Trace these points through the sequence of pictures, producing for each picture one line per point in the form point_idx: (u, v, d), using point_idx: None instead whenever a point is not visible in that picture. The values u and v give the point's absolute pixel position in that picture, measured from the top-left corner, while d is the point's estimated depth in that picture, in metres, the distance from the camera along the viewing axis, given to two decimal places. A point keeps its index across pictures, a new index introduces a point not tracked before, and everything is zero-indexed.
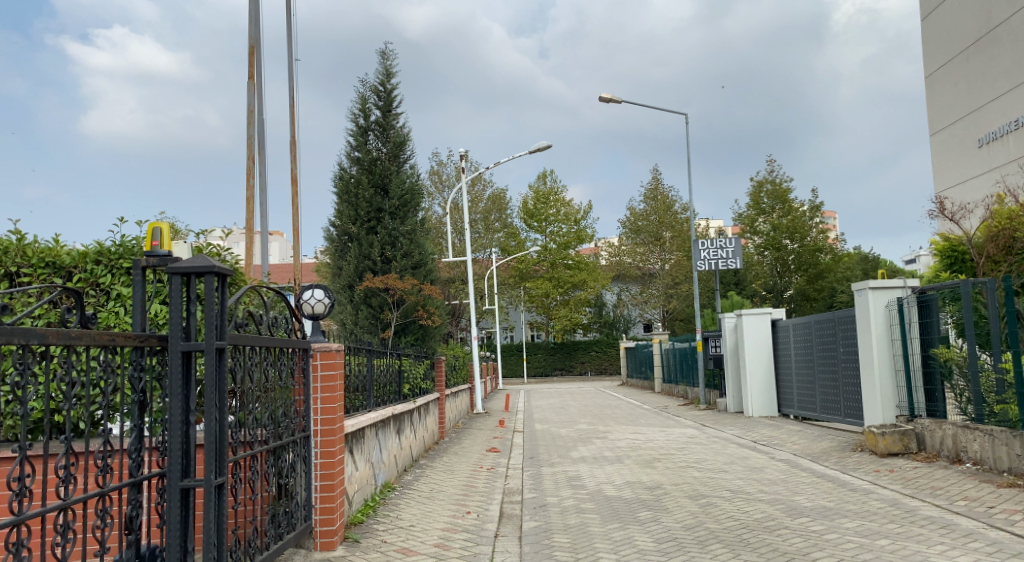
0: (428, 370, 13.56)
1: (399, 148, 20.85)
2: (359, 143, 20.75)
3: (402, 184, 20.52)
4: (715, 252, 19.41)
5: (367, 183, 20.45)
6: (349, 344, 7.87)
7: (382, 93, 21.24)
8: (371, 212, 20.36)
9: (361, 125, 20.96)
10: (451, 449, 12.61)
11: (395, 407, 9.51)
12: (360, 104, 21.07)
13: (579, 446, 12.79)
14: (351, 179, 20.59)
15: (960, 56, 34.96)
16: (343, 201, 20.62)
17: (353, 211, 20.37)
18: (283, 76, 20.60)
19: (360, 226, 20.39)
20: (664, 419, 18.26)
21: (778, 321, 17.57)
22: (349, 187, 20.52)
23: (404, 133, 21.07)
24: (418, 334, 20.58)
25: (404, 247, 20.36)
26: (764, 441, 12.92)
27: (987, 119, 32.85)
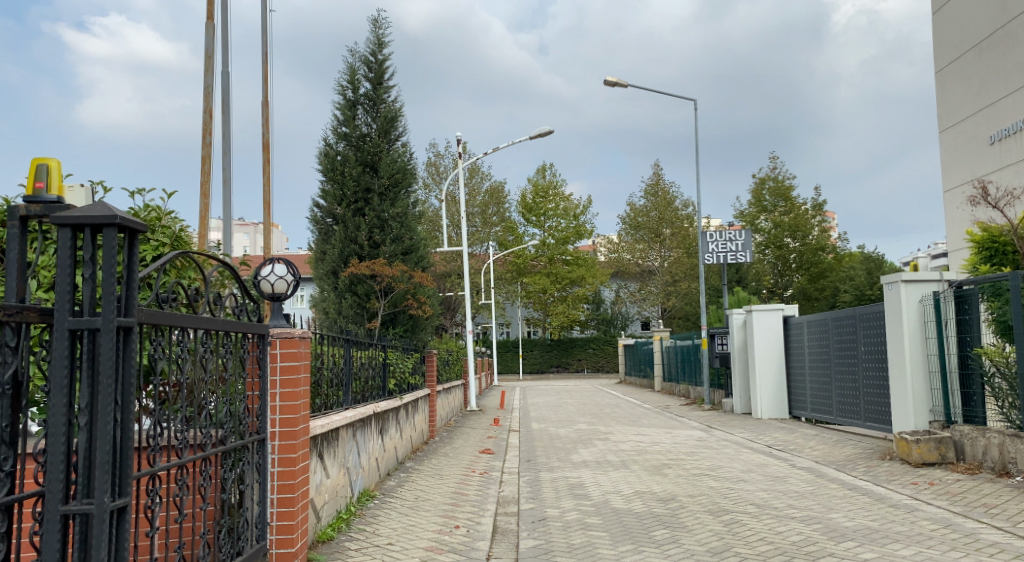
0: (418, 364, 12.57)
1: (389, 124, 19.87)
2: (347, 118, 19.80)
3: (393, 162, 19.50)
4: (723, 245, 18.36)
5: (354, 160, 19.43)
6: (325, 331, 6.89)
7: (373, 65, 20.23)
8: (359, 192, 19.39)
9: (349, 98, 20.01)
10: (441, 450, 11.61)
11: (378, 404, 8.52)
12: (349, 75, 20.06)
13: (579, 449, 11.81)
14: (337, 157, 19.55)
15: (973, 51, 33.90)
16: (329, 180, 19.59)
17: (339, 191, 19.38)
18: (263, 43, 19.43)
19: (348, 207, 19.41)
20: (667, 419, 17.32)
21: (790, 318, 16.63)
22: (335, 164, 19.46)
23: (394, 107, 20.11)
24: (408, 325, 19.57)
25: (394, 231, 19.29)
26: (779, 446, 11.96)
27: (999, 115, 31.80)
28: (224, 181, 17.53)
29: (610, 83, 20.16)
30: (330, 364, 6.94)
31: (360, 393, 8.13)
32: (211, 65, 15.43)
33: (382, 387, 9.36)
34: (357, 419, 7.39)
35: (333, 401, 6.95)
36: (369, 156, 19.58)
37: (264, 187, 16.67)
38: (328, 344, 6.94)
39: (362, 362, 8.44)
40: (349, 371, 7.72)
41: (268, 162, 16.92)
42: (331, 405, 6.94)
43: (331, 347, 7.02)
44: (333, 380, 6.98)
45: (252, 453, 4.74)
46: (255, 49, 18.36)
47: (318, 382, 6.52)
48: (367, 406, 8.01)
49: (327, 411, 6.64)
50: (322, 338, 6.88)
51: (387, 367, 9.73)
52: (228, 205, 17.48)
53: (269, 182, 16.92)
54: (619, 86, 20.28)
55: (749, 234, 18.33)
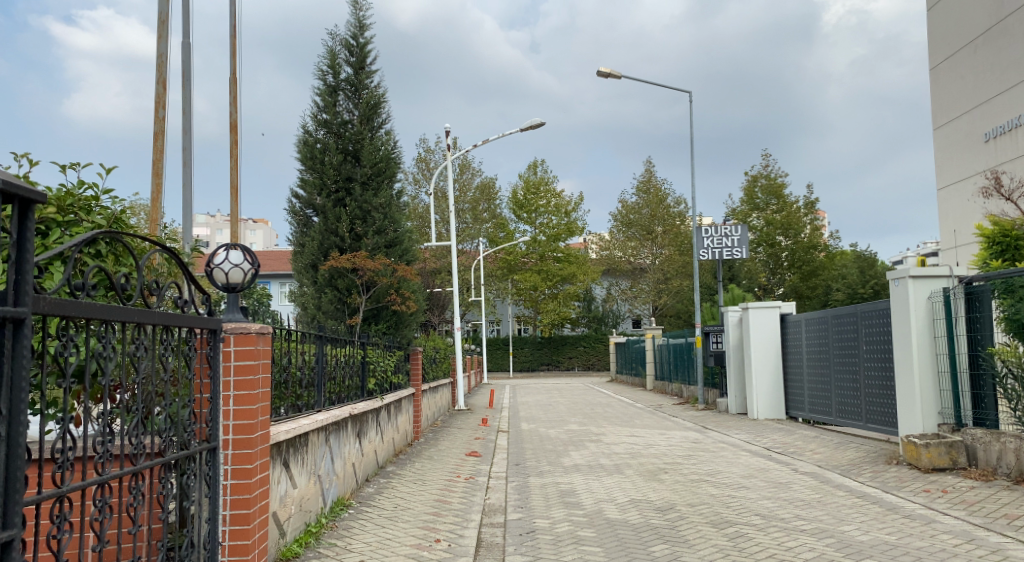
0: (403, 363, 12.01)
1: (371, 110, 19.30)
2: (327, 104, 19.16)
3: (376, 151, 18.94)
4: (719, 240, 17.75)
5: (335, 148, 18.88)
6: (295, 327, 6.32)
7: (354, 49, 19.64)
8: (340, 181, 18.82)
9: (330, 83, 19.41)
10: (425, 453, 11.06)
11: (355, 406, 7.96)
12: (329, 60, 19.46)
13: (571, 452, 11.28)
14: (317, 145, 18.96)
15: (968, 48, 33.47)
16: (307, 168, 18.96)
17: (319, 179, 18.79)
18: (233, 21, 18.44)
19: (329, 197, 18.83)
20: (661, 420, 16.82)
21: (788, 316, 16.17)
22: (315, 152, 18.85)
23: (377, 94, 19.54)
24: (391, 321, 18.97)
25: (378, 224, 18.74)
26: (779, 448, 11.48)
27: (994, 112, 31.41)
28: (186, 164, 16.47)
29: (604, 74, 19.60)
30: (299, 363, 6.35)
31: (333, 395, 7.52)
32: (165, 29, 14.24)
33: (360, 387, 8.75)
34: (330, 422, 6.80)
35: (301, 403, 6.35)
36: (351, 144, 19.03)
37: (233, 171, 15.76)
38: (296, 341, 6.33)
39: (338, 362, 7.82)
40: (322, 369, 7.13)
41: (235, 142, 15.79)
42: (298, 407, 6.34)
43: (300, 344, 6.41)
44: (302, 378, 6.38)
45: (200, 465, 4.18)
46: (228, 29, 17.51)
47: (283, 382, 5.90)
48: (340, 407, 7.40)
49: (293, 415, 6.03)
50: (290, 332, 6.28)
51: (367, 365, 9.13)
52: (190, 190, 16.46)
53: (236, 164, 15.77)
54: (613, 77, 19.72)
55: (743, 227, 17.96)
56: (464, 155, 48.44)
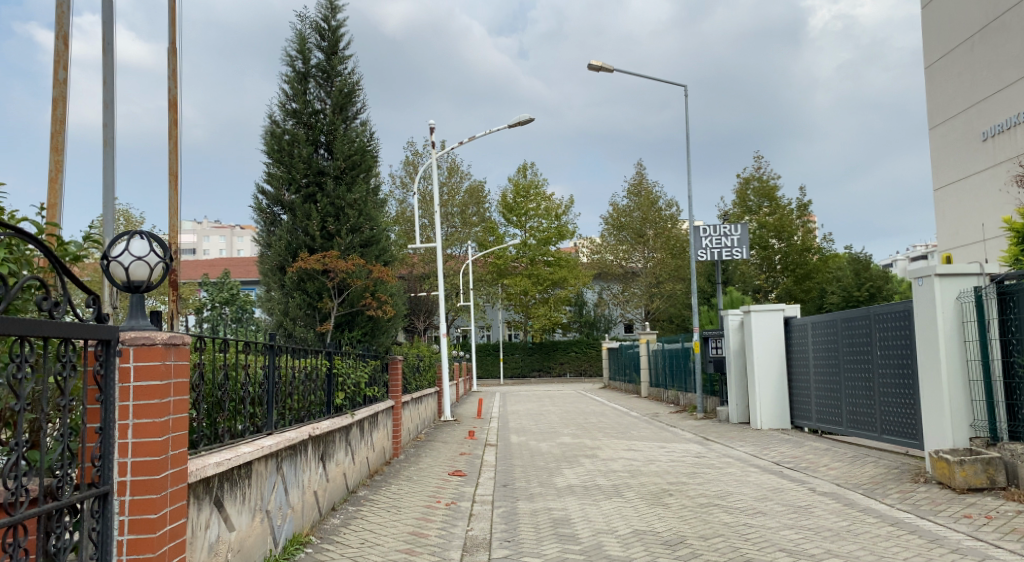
0: (379, 374, 11.01)
1: (344, 98, 18.41)
2: (297, 92, 18.18)
3: (350, 142, 18.00)
4: (717, 240, 16.83)
5: (304, 139, 17.90)
6: (237, 335, 5.31)
7: (325, 32, 18.70)
8: (310, 174, 17.83)
9: (299, 69, 18.45)
10: (402, 473, 10.05)
11: (317, 426, 6.95)
12: (299, 45, 18.50)
13: (564, 470, 10.30)
14: (285, 136, 17.95)
15: (964, 46, 32.63)
16: (275, 160, 17.92)
17: (287, 172, 17.73)
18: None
19: (298, 192, 17.79)
20: (658, 431, 15.89)
21: (792, 319, 15.30)
22: (282, 143, 17.84)
23: (350, 81, 18.60)
24: (367, 327, 17.89)
25: (352, 221, 17.76)
26: (790, 464, 10.55)
27: (991, 111, 30.54)
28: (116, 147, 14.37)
29: (595, 68, 18.73)
30: (245, 379, 5.37)
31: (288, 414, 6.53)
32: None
33: (324, 405, 7.75)
34: (284, 449, 5.82)
35: (246, 426, 5.38)
36: (323, 135, 18.12)
37: (170, 156, 14.47)
38: (235, 353, 5.37)
39: (297, 376, 6.86)
40: (275, 386, 6.14)
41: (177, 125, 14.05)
42: (242, 431, 5.35)
43: (245, 357, 5.44)
44: (247, 397, 5.42)
45: (77, 520, 3.14)
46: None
47: (219, 401, 4.93)
48: (297, 429, 6.42)
49: (232, 442, 5.05)
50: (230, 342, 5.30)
51: (334, 378, 8.12)
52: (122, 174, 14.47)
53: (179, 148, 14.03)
54: (605, 71, 18.85)
55: (742, 226, 16.89)
56: (452, 158, 47.53)
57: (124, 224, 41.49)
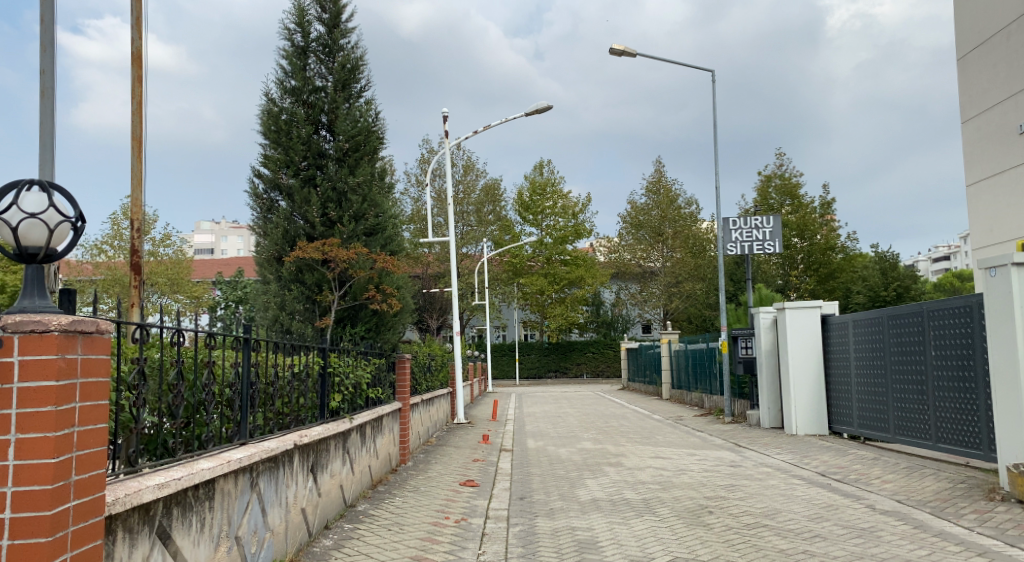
0: (384, 373, 10.09)
1: (347, 74, 17.58)
2: (296, 69, 17.36)
3: (354, 121, 17.12)
4: (748, 233, 15.77)
5: (304, 118, 17.00)
6: (197, 327, 4.37)
7: (327, 4, 17.81)
8: (309, 157, 16.95)
9: (298, 44, 17.63)
10: (409, 483, 9.09)
11: (307, 434, 6.01)
12: (297, 17, 17.62)
13: (587, 481, 9.33)
14: (282, 115, 17.05)
15: None
16: (272, 141, 17.03)
17: (285, 155, 16.83)
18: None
19: (296, 176, 16.92)
20: (685, 436, 14.87)
21: (830, 316, 14.21)
22: (279, 123, 16.95)
23: (353, 56, 17.74)
24: (371, 323, 17.01)
25: (355, 207, 16.85)
26: (839, 475, 9.51)
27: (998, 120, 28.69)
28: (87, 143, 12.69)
29: (617, 52, 17.72)
30: (209, 378, 4.51)
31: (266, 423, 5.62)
32: None
33: (318, 408, 6.83)
34: (262, 461, 4.93)
35: (211, 434, 4.50)
36: (324, 113, 17.24)
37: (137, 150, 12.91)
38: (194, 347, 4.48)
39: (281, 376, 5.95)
40: (254, 387, 5.24)
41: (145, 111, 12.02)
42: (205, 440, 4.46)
43: (211, 352, 4.56)
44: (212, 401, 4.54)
45: None
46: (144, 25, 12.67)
47: (172, 406, 4.05)
48: (280, 437, 5.52)
49: (188, 456, 4.15)
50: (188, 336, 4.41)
51: (330, 379, 7.19)
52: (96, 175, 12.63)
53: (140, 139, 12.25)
54: (627, 55, 17.82)
55: (777, 217, 15.74)
56: (467, 156, 46.70)
57: (136, 221, 41.08)
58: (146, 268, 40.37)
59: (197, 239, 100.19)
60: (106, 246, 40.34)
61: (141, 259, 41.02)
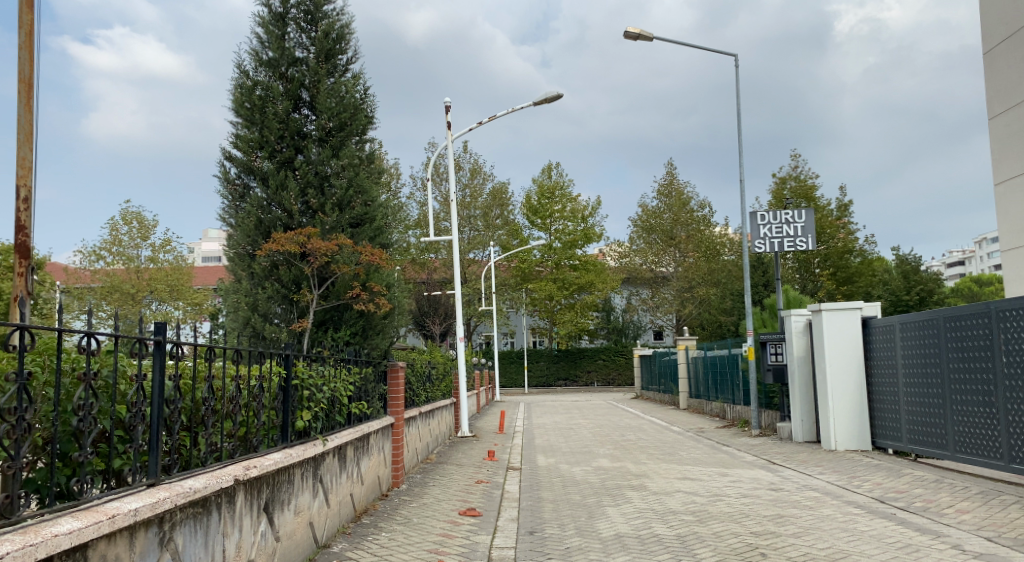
0: (372, 381, 8.80)
1: (331, 45, 16.25)
2: (274, 42, 15.88)
3: (337, 99, 15.74)
4: (778, 228, 14.43)
5: (281, 95, 15.63)
6: (52, 328, 3.08)
7: None
8: (286, 139, 15.54)
9: (276, 13, 16.14)
10: (399, 514, 7.77)
11: (257, 465, 4.69)
12: None
13: (607, 510, 8.02)
14: (257, 90, 15.68)
15: None
16: (246, 121, 15.52)
17: (259, 136, 15.35)
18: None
19: (272, 158, 15.51)
20: (712, 451, 13.51)
21: (871, 318, 12.83)
22: (254, 101, 15.47)
23: (337, 27, 16.31)
24: (356, 325, 15.21)
25: (338, 188, 15.52)
26: (902, 502, 8.13)
27: None
28: None
29: (632, 35, 16.44)
30: (82, 398, 3.21)
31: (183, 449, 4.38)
32: None
33: (280, 429, 5.54)
34: (181, 508, 3.62)
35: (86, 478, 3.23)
36: (304, 87, 15.91)
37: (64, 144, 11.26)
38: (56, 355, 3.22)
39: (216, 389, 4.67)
40: (173, 404, 3.96)
41: None
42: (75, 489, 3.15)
43: (86, 362, 3.27)
44: (88, 427, 3.28)
45: None
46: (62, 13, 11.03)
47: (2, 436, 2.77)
48: (216, 470, 4.22)
49: (40, 516, 2.83)
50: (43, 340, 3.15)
51: (297, 393, 5.90)
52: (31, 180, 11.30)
53: None
54: (643, 39, 16.53)
55: (809, 210, 14.38)
56: (474, 159, 45.76)
57: (137, 227, 40.07)
58: (147, 274, 39.50)
59: (206, 247, 99.80)
60: (105, 252, 39.40)
61: (141, 265, 40.06)
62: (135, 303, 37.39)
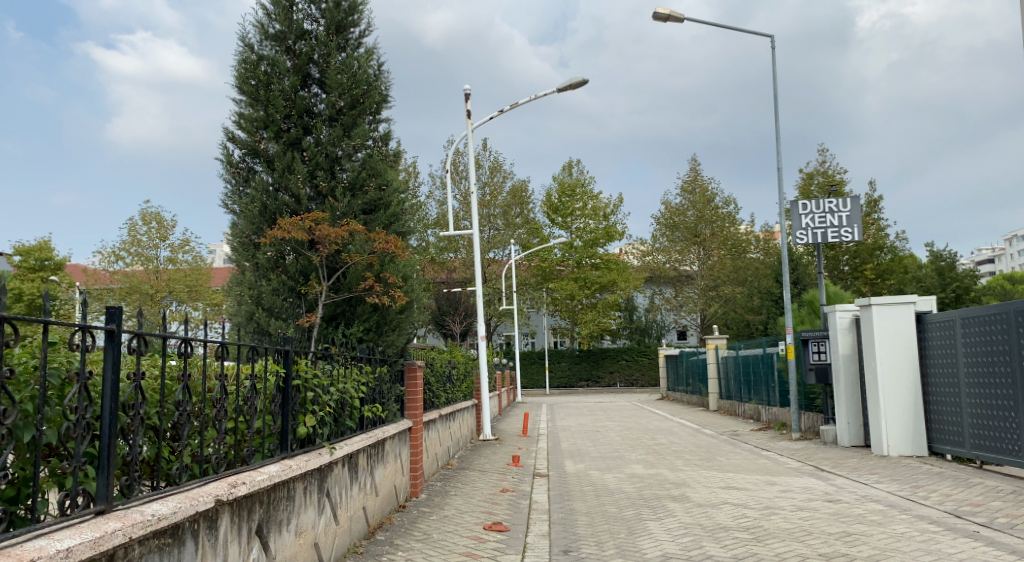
0: (388, 380, 8.03)
1: (347, 7, 11.20)
2: None
3: (358, 62, 10.84)
4: (820, 218, 13.53)
5: (288, 68, 10.63)
6: None
7: None
8: (295, 115, 10.51)
9: None
10: (417, 528, 7.00)
11: (243, 479, 3.92)
12: None
13: (649, 525, 7.18)
14: (261, 65, 10.64)
15: None
16: (241, 90, 10.55)
17: (261, 114, 10.38)
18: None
19: (278, 141, 10.45)
20: (752, 457, 12.61)
21: (926, 314, 11.86)
22: (252, 70, 10.52)
23: None
24: (371, 322, 10.35)
25: (351, 171, 10.54)
26: (983, 517, 7.20)
27: None
28: None
29: (661, 16, 15.57)
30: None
31: (153, 462, 3.65)
32: None
33: (278, 437, 4.78)
34: (141, 539, 2.86)
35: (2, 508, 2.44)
36: (316, 54, 10.88)
37: None
38: None
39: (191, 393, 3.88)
40: (133, 409, 3.18)
41: None
42: None
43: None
44: (5, 442, 2.47)
45: None
46: None
47: None
48: (193, 490, 3.45)
49: None
50: None
51: (297, 396, 5.12)
52: None
53: None
54: (673, 20, 15.67)
55: (854, 197, 13.44)
56: (494, 157, 44.99)
57: (156, 227, 39.63)
58: (166, 275, 39.11)
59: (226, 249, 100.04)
60: (124, 253, 38.99)
61: (161, 266, 39.60)
62: (154, 304, 36.97)
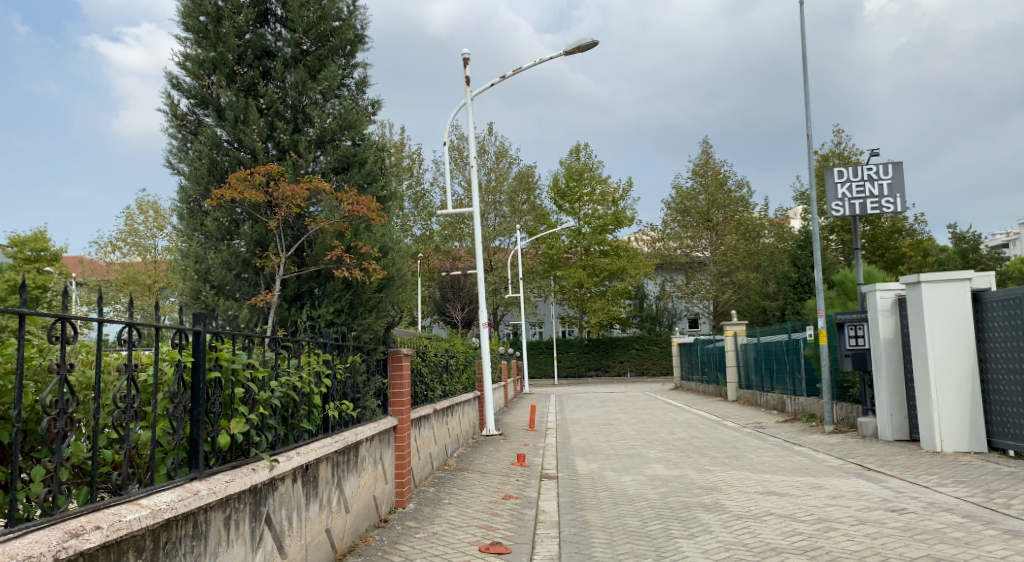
0: (362, 368, 6.74)
1: None
2: None
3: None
4: (858, 187, 12.17)
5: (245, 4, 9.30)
6: None
7: None
8: (252, 59, 9.21)
9: None
10: (396, 552, 5.69)
11: (95, 520, 2.65)
12: None
13: (681, 545, 5.87)
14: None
15: None
16: (189, 29, 9.22)
17: (210, 56, 9.03)
18: None
19: (231, 87, 9.09)
20: (786, 453, 11.29)
21: (983, 292, 10.48)
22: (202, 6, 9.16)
23: None
24: (341, 300, 8.99)
25: (320, 125, 9.24)
26: None
27: None
28: None
29: None
30: None
31: None
32: None
33: (187, 451, 3.54)
34: None
35: None
36: None
37: None
38: None
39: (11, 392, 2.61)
40: None
41: None
42: None
43: None
44: None
45: None
46: None
47: None
48: None
49: None
50: None
51: (218, 393, 3.81)
52: None
53: None
54: None
55: (897, 163, 12.02)
56: (499, 142, 43.54)
57: (153, 216, 38.54)
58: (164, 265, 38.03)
59: None
60: (121, 243, 37.92)
61: (158, 256, 38.49)
62: (152, 296, 35.89)
